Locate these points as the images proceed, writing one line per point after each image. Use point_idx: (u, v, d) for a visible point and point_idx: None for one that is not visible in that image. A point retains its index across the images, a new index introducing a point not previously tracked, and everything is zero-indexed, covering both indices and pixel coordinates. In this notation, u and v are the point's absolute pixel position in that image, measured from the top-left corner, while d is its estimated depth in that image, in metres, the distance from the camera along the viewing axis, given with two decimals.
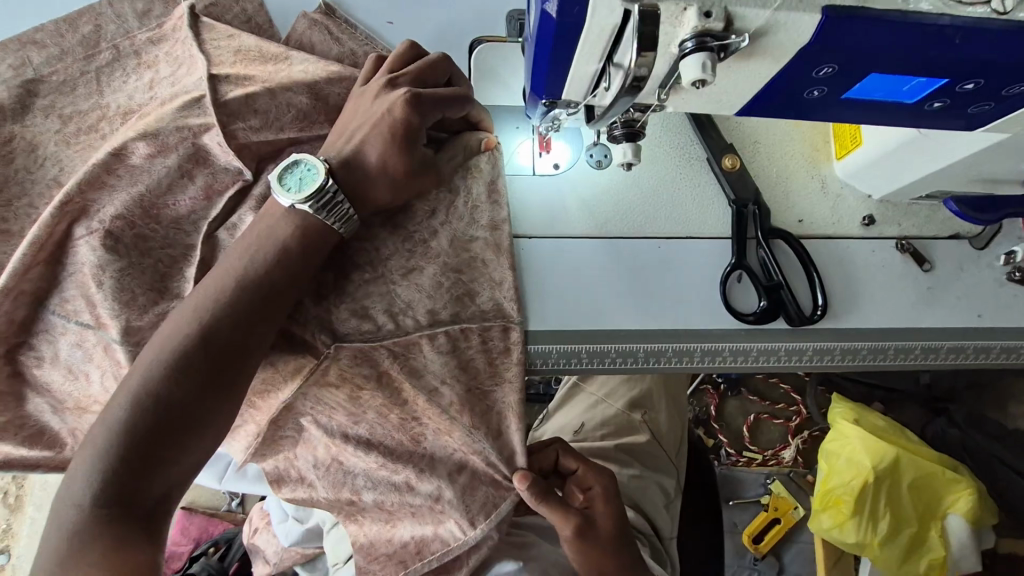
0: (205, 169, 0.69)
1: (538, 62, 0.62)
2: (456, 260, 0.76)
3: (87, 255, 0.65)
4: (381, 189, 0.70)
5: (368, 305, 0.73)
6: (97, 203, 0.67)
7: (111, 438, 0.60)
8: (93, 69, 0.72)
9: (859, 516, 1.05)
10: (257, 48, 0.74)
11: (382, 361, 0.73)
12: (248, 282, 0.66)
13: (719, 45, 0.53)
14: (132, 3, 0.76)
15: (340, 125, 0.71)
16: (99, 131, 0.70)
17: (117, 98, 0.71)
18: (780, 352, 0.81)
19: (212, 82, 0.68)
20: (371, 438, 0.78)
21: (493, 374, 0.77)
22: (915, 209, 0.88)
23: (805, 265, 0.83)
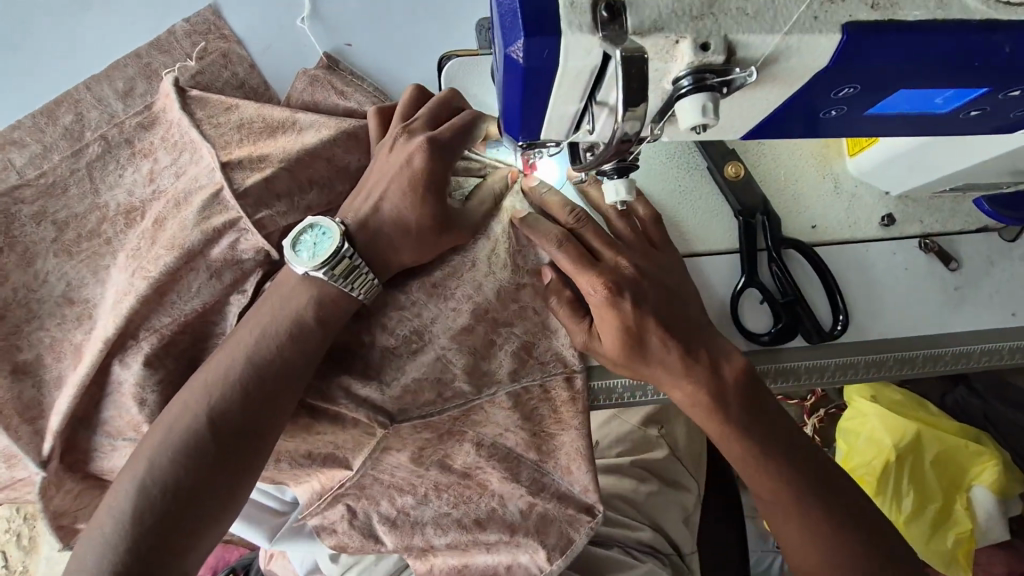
0: (229, 264, 0.62)
1: (505, 111, 0.47)
2: (506, 312, 0.71)
3: (126, 380, 0.61)
4: (415, 253, 0.64)
5: (426, 374, 0.69)
6: (122, 327, 0.60)
7: (118, 531, 0.54)
8: (83, 166, 0.65)
9: (883, 495, 1.04)
10: (260, 118, 0.67)
11: (445, 424, 0.71)
12: (254, 361, 0.60)
13: (722, 83, 0.41)
14: (113, 84, 0.73)
15: (358, 188, 0.65)
16: (102, 235, 0.64)
17: (116, 196, 0.65)
18: (802, 370, 0.76)
19: (226, 171, 0.62)
20: (439, 482, 0.74)
21: (558, 420, 0.73)
22: (938, 203, 0.82)
23: (823, 275, 0.75)
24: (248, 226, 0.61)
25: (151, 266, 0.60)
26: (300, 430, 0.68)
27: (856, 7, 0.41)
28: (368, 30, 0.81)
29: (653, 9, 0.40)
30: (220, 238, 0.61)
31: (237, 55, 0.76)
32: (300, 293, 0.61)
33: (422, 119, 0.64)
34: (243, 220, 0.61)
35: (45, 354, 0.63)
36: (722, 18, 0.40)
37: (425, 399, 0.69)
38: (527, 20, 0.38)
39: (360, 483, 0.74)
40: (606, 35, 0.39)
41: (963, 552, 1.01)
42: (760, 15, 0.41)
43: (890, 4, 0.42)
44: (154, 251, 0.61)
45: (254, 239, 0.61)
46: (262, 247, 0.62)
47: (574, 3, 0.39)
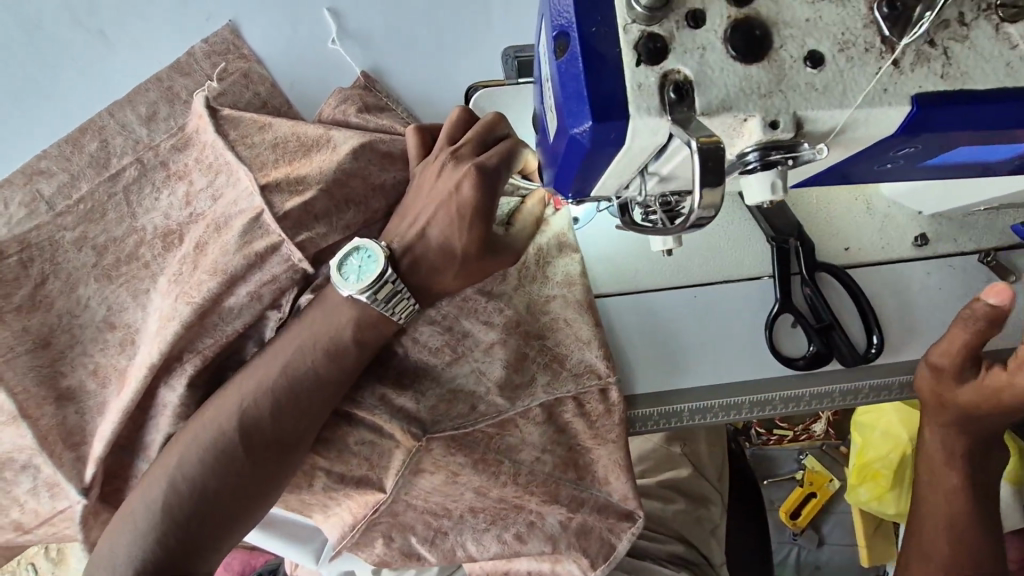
0: (269, 284, 0.61)
1: (568, 173, 0.52)
2: (537, 325, 0.72)
3: (171, 403, 0.62)
4: (459, 278, 0.64)
5: (463, 387, 0.69)
6: (164, 354, 0.60)
7: (148, 522, 0.55)
8: (121, 190, 0.66)
9: (900, 486, 1.07)
10: (293, 136, 0.66)
11: (480, 444, 0.69)
12: (290, 373, 0.60)
13: (789, 157, 0.46)
14: (136, 108, 0.73)
15: (401, 207, 0.65)
16: (141, 259, 0.64)
17: (153, 219, 0.65)
18: (835, 393, 0.79)
19: (265, 194, 0.61)
20: (475, 507, 0.73)
21: (595, 435, 0.72)
22: (972, 220, 0.82)
23: (856, 298, 0.76)
24: (289, 248, 0.61)
25: (193, 290, 0.60)
26: (329, 446, 0.67)
27: (923, 78, 0.45)
28: (389, 46, 0.81)
29: (721, 90, 0.44)
30: (260, 261, 0.61)
31: (260, 74, 0.76)
32: (341, 311, 0.61)
33: (468, 146, 0.63)
34: (284, 243, 0.61)
35: (87, 379, 0.63)
36: (790, 95, 0.44)
37: (461, 414, 0.69)
38: (596, 107, 0.43)
39: (392, 511, 0.72)
40: (674, 118, 0.44)
41: None
42: (829, 89, 0.44)
43: (960, 73, 0.45)
44: (197, 276, 0.61)
45: (293, 260, 0.61)
46: (299, 267, 0.61)
47: (641, 85, 0.44)
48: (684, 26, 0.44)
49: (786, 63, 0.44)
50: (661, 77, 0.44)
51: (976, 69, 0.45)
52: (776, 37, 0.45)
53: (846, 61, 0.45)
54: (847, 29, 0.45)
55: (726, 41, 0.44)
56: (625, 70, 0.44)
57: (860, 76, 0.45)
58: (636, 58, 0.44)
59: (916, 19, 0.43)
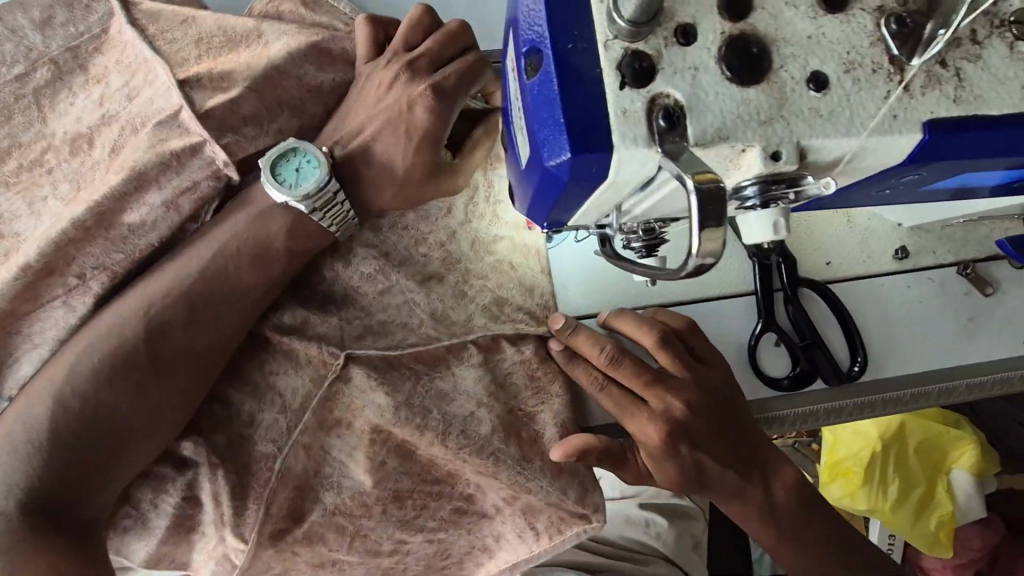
0: (190, 192, 0.59)
1: (542, 203, 0.49)
2: (480, 264, 0.71)
3: (65, 318, 0.59)
4: (399, 199, 0.60)
5: (385, 322, 0.65)
6: (67, 258, 0.58)
7: (40, 423, 0.54)
8: (31, 92, 0.61)
9: (870, 483, 1.05)
10: (222, 32, 0.62)
11: (405, 386, 0.63)
12: (204, 276, 0.58)
13: (791, 190, 0.42)
14: (25, 12, 0.62)
15: (340, 113, 0.61)
16: (45, 165, 0.60)
17: (64, 124, 0.61)
18: (820, 411, 0.79)
19: (183, 90, 0.58)
20: (399, 491, 0.64)
21: (536, 390, 0.67)
22: (950, 232, 0.82)
23: (841, 317, 0.78)
24: (213, 150, 0.58)
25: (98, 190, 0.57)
26: (235, 373, 0.62)
27: (935, 102, 0.42)
28: None
29: (716, 117, 0.40)
30: (177, 163, 0.58)
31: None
32: (272, 219, 0.59)
33: (426, 61, 0.58)
34: (207, 144, 0.57)
35: None
36: (793, 123, 0.41)
37: (387, 341, 0.64)
38: (575, 137, 0.39)
39: (303, 482, 0.62)
40: (663, 150, 0.40)
41: (944, 534, 1.06)
42: (834, 116, 0.41)
43: (974, 96, 0.42)
44: (106, 177, 0.58)
45: (215, 164, 0.58)
46: (222, 174, 0.59)
47: (625, 112, 0.40)
48: (673, 43, 0.41)
49: (787, 86, 0.41)
50: (648, 102, 0.40)
51: (992, 91, 0.42)
52: (775, 56, 0.41)
53: (852, 83, 0.41)
54: (853, 47, 0.42)
55: (721, 61, 0.41)
56: (608, 95, 0.40)
57: (868, 103, 0.41)
58: (620, 81, 0.40)
59: (927, 39, 0.41)
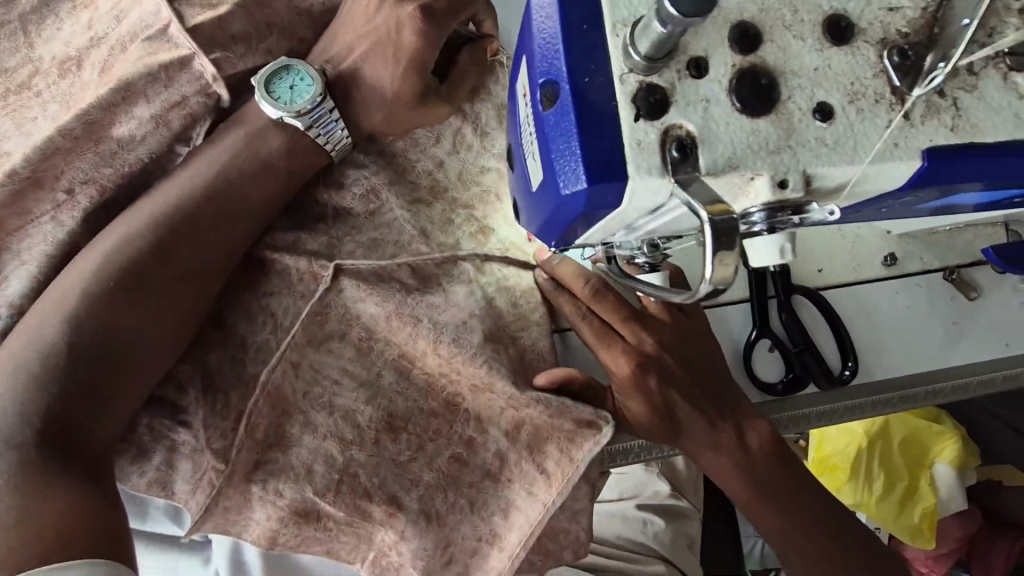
0: (178, 108, 0.61)
1: (551, 225, 0.45)
2: (467, 195, 0.72)
3: (53, 232, 0.61)
4: (388, 119, 0.65)
5: (376, 240, 0.67)
6: (57, 171, 0.60)
7: (48, 345, 0.54)
8: (17, 18, 0.64)
9: (856, 478, 1.21)
10: None
11: (394, 297, 0.65)
12: (210, 198, 0.61)
13: (796, 216, 0.39)
14: None
15: (331, 36, 0.65)
16: (33, 88, 0.63)
17: (51, 49, 0.64)
18: (811, 416, 0.78)
19: (174, 7, 0.60)
20: (393, 416, 0.67)
21: (519, 316, 0.70)
22: (936, 238, 0.82)
23: (833, 322, 0.77)
24: (201, 63, 0.60)
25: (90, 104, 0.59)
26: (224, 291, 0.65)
27: (933, 131, 0.38)
28: None
29: (727, 146, 0.37)
30: (166, 76, 0.60)
31: None
32: (271, 136, 0.62)
33: None
34: (195, 57, 0.59)
35: None
36: (800, 152, 0.37)
37: (378, 252, 0.67)
38: (592, 168, 0.36)
39: (303, 399, 0.65)
40: (678, 180, 0.36)
41: (926, 526, 1.24)
42: (840, 146, 0.37)
43: (969, 125, 0.38)
44: (93, 92, 0.60)
45: (204, 78, 0.60)
46: (212, 91, 0.62)
47: (640, 143, 0.37)
48: (686, 76, 0.37)
49: (794, 116, 0.38)
50: (662, 133, 0.37)
51: (986, 120, 0.38)
52: (782, 87, 0.38)
53: (856, 114, 0.38)
54: (857, 78, 0.38)
55: (732, 92, 0.38)
56: (622, 127, 0.37)
57: (869, 130, 0.38)
58: (634, 112, 0.37)
59: (928, 70, 0.38)
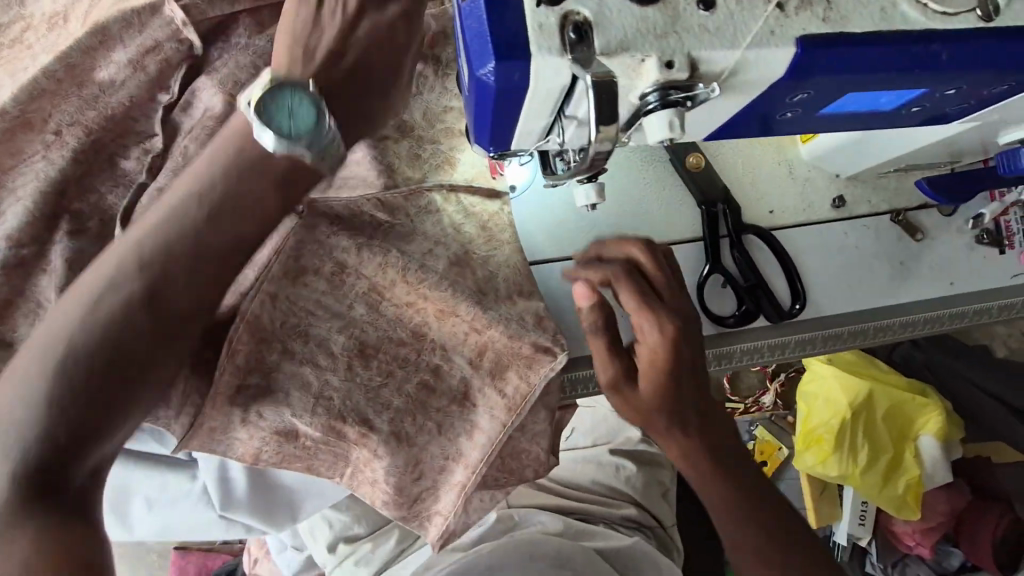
0: (156, 57, 0.69)
1: (476, 125, 0.45)
2: (433, 132, 0.78)
3: (44, 169, 0.69)
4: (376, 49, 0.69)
5: (352, 176, 0.74)
6: (50, 112, 0.69)
7: (40, 368, 0.49)
8: None
9: (841, 449, 1.29)
10: None
11: (366, 229, 0.71)
12: (220, 171, 0.56)
13: (687, 98, 0.40)
14: None
15: None
16: (24, 41, 0.72)
17: (40, 7, 0.73)
18: (763, 348, 0.84)
19: None
20: (365, 344, 0.72)
21: (487, 238, 0.76)
22: (884, 182, 0.86)
23: (782, 260, 0.81)
24: (172, 10, 0.68)
25: (70, 48, 0.67)
26: None
27: (806, 22, 0.40)
28: None
29: (620, 29, 0.38)
30: (140, 22, 0.68)
31: None
32: (243, 77, 0.71)
33: None
34: (166, 3, 0.67)
35: None
36: (685, 36, 0.39)
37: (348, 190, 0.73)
38: (499, 47, 0.37)
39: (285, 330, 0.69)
40: (575, 59, 0.38)
41: (911, 498, 1.29)
42: (720, 32, 0.39)
43: (839, 16, 0.41)
44: (73, 36, 0.69)
45: (175, 24, 0.68)
46: (184, 37, 0.70)
47: (541, 26, 0.38)
48: None
49: (680, 5, 0.39)
50: (561, 18, 0.38)
51: (854, 13, 0.41)
52: None
53: (736, 4, 0.40)
54: None
55: None
56: (526, 10, 0.38)
57: (743, 19, 0.40)
58: None
59: None
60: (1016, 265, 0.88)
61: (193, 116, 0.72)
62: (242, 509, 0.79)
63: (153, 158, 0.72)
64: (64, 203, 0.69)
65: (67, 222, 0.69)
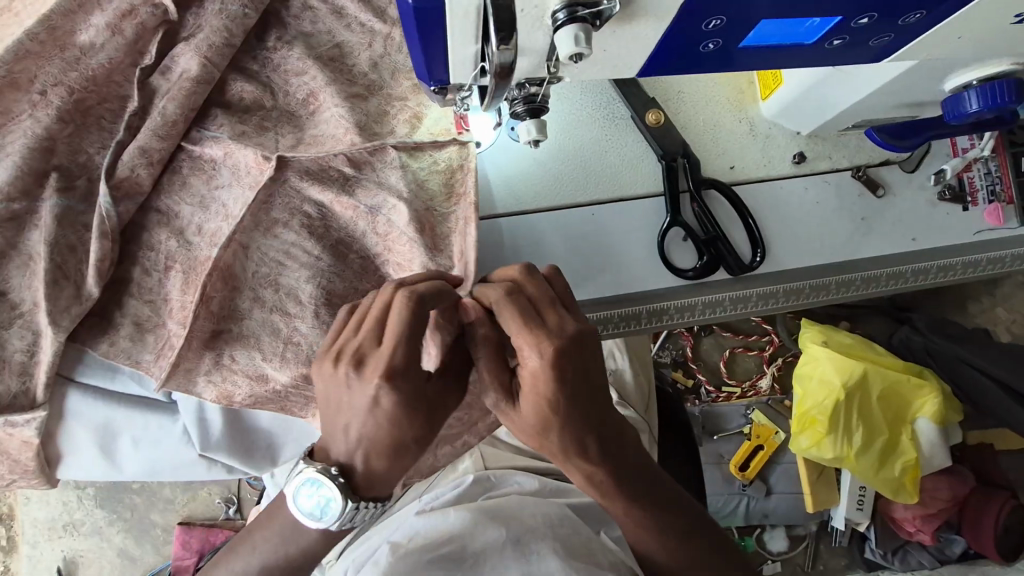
0: (133, 20, 0.75)
1: (412, 50, 0.51)
2: (402, 92, 0.82)
3: (31, 127, 0.72)
4: None
5: (319, 133, 0.78)
6: (35, 73, 0.73)
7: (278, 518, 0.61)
8: None
9: (835, 431, 1.25)
10: None
11: (333, 184, 0.75)
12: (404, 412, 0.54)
13: (593, 14, 0.44)
14: None
15: None
16: (14, 11, 0.78)
17: None
18: (726, 301, 0.86)
19: None
20: (330, 296, 0.75)
21: (449, 193, 0.77)
22: (844, 140, 0.89)
23: (741, 212, 0.83)
24: None
25: (51, 12, 0.73)
26: (175, 176, 0.75)
27: None
28: None
29: None
30: None
31: None
32: (214, 37, 0.75)
33: None
34: None
35: None
36: None
37: (317, 148, 0.76)
38: None
39: (258, 277, 0.74)
40: None
41: (907, 480, 1.27)
42: None
43: None
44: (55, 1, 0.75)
45: None
46: (159, 2, 0.76)
47: None
48: None
49: None
50: None
51: None
52: None
53: None
54: None
55: None
56: None
57: None
58: None
59: None
60: (980, 221, 0.89)
61: (171, 79, 0.75)
62: (226, 451, 0.83)
63: (132, 118, 0.74)
64: (50, 160, 0.72)
65: (55, 179, 0.72)
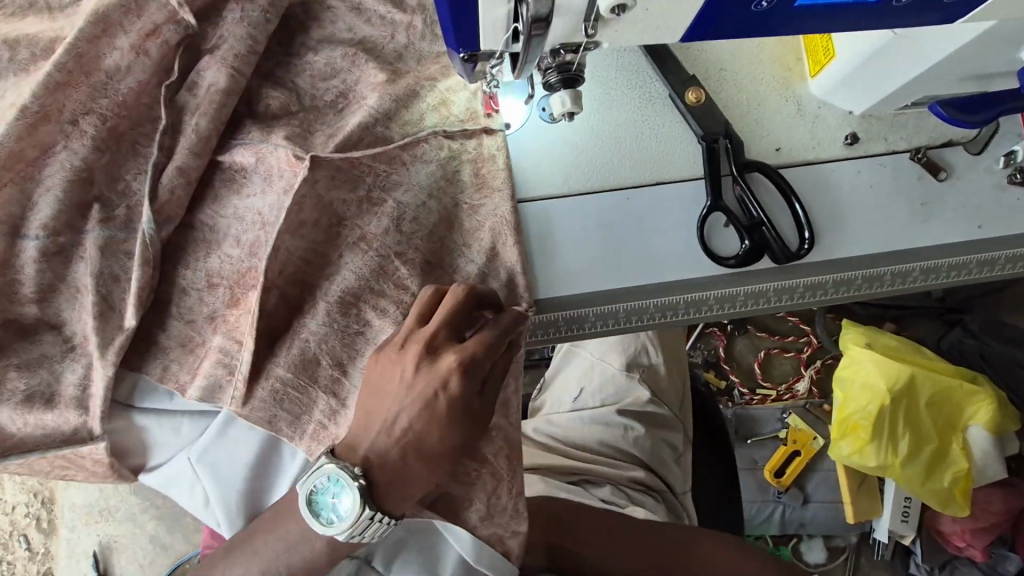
0: (157, 40, 0.72)
1: (441, 13, 0.49)
2: (428, 83, 0.80)
3: (67, 159, 0.70)
4: None
5: (343, 126, 0.76)
6: (68, 109, 0.70)
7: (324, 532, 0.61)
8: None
9: (878, 438, 1.17)
10: None
11: (365, 180, 0.73)
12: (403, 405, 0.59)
13: None
14: None
15: None
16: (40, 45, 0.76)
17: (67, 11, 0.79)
18: (769, 292, 0.80)
19: None
20: (361, 294, 0.72)
21: (480, 186, 0.76)
22: (902, 120, 0.83)
23: (786, 195, 0.78)
24: None
25: (76, 38, 0.69)
26: (208, 191, 0.74)
27: None
28: None
29: None
30: (137, 7, 0.71)
31: None
32: (233, 32, 0.74)
33: None
34: None
35: None
36: None
37: (346, 149, 0.73)
38: None
39: (291, 279, 0.71)
40: None
41: (958, 491, 1.17)
42: None
43: None
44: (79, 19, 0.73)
45: (172, 7, 0.72)
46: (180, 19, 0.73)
47: None
48: None
49: None
50: None
51: None
52: None
53: None
54: None
55: None
56: None
57: None
58: None
59: None
60: None
61: (198, 94, 0.73)
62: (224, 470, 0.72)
63: (163, 137, 0.72)
64: (90, 191, 0.71)
65: (96, 211, 0.71)
